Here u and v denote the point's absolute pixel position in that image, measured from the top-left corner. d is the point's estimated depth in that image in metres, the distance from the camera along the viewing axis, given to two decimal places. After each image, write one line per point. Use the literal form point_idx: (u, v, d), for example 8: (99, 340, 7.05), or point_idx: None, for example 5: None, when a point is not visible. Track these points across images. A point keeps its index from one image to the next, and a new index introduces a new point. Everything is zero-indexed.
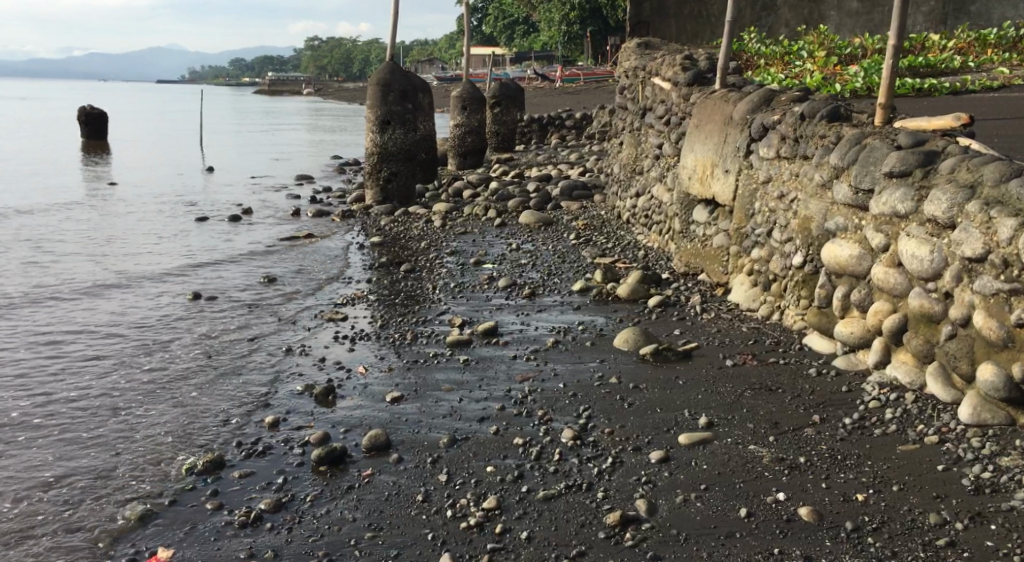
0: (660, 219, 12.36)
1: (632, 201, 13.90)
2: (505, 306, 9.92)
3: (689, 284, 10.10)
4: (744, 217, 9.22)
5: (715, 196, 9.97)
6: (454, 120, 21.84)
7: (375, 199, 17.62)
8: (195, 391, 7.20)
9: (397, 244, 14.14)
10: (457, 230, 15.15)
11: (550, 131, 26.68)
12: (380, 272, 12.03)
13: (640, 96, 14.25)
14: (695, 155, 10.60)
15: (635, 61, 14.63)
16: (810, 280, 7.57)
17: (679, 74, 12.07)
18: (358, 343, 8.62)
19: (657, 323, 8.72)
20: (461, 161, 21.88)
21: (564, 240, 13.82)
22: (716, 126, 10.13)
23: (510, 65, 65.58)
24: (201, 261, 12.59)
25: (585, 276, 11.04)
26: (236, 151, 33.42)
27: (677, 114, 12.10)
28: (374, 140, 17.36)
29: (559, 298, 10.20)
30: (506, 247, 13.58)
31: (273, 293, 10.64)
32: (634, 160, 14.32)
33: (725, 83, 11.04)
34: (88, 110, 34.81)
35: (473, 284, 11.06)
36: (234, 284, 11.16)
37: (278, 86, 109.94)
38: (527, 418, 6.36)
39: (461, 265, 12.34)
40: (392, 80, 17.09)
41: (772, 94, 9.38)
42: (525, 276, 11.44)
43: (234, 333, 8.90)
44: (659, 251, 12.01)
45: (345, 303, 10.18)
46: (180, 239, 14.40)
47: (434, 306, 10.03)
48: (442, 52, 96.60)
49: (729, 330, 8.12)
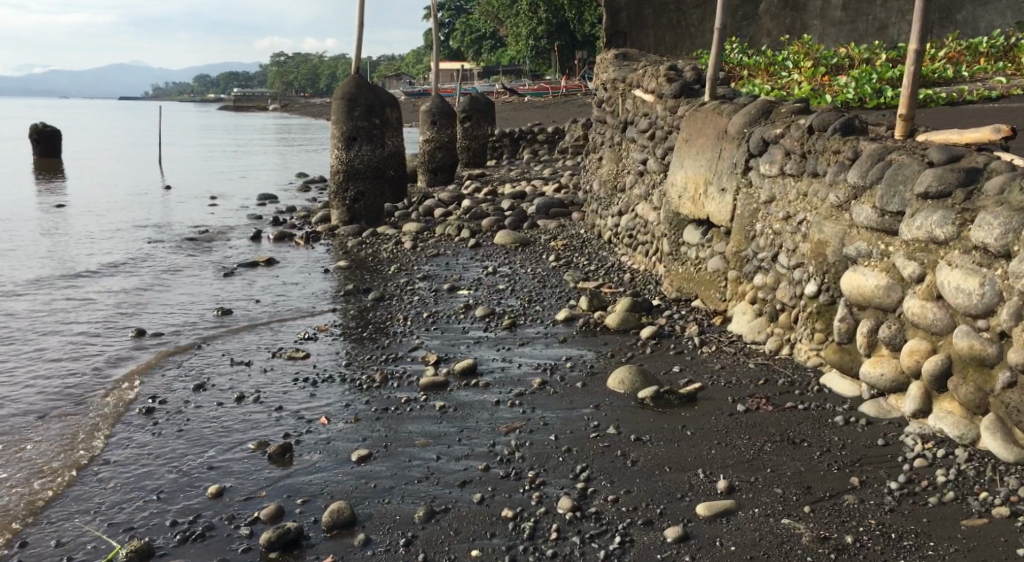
0: (646, 239, 11.61)
1: (615, 219, 13.14)
2: (484, 339, 9.08)
3: (682, 311, 9.34)
4: (744, 239, 8.44)
5: (710, 216, 9.21)
6: (423, 135, 21.00)
7: (340, 219, 16.66)
8: (133, 456, 6.38)
9: (364, 267, 13.29)
10: (429, 252, 14.34)
11: (522, 145, 25.88)
12: (347, 300, 11.19)
13: (620, 109, 13.50)
14: (686, 172, 9.83)
15: (613, 73, 13.88)
16: (826, 312, 6.78)
17: (663, 86, 11.34)
18: (321, 387, 7.74)
19: (653, 359, 7.92)
20: (431, 178, 21.06)
21: (543, 262, 13.03)
22: (709, 140, 9.38)
23: (479, 78, 64.92)
24: (152, 294, 11.73)
25: (569, 303, 10.24)
26: (198, 169, 32.42)
27: (662, 128, 11.34)
28: (339, 157, 16.47)
29: (542, 328, 9.38)
30: (481, 270, 12.79)
31: (228, 328, 9.78)
32: (614, 176, 13.58)
33: (715, 94, 10.29)
34: (40, 127, 33.79)
35: (448, 313, 10.24)
36: (186, 319, 10.30)
37: (243, 102, 108.63)
38: (515, 482, 5.52)
39: (435, 291, 11.52)
40: (357, 94, 16.20)
41: (771, 105, 8.62)
42: (503, 302, 10.65)
43: (182, 379, 8.06)
44: (646, 274, 11.24)
45: (308, 338, 9.31)
46: (132, 269, 13.52)
47: (405, 340, 9.18)
48: (409, 66, 95.85)
49: (734, 366, 7.33)
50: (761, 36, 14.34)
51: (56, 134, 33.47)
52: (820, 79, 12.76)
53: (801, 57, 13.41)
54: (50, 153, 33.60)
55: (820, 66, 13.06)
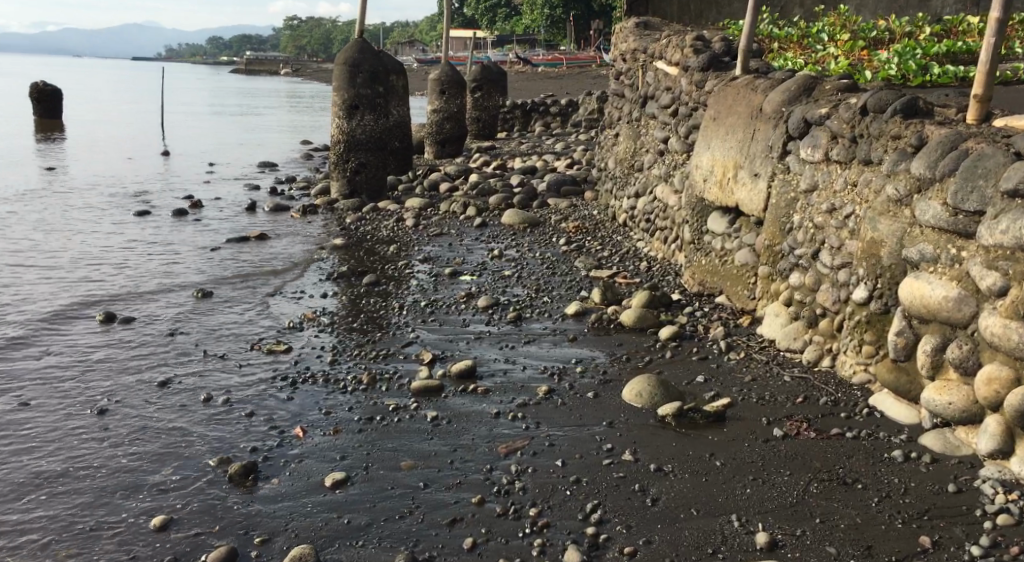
0: (665, 225, 10.73)
1: (631, 202, 12.24)
2: (486, 334, 8.23)
3: (705, 308, 8.47)
4: (778, 233, 7.54)
5: (739, 204, 8.32)
6: (431, 104, 20.05)
7: (340, 193, 15.78)
8: (76, 474, 5.58)
9: (362, 246, 12.43)
10: (431, 231, 13.48)
11: (534, 118, 24.87)
12: (340, 283, 10.34)
13: (640, 82, 12.58)
14: (714, 155, 8.93)
15: (633, 43, 12.93)
16: (877, 322, 5.89)
17: (690, 58, 10.41)
18: (300, 389, 6.89)
19: (673, 366, 7.05)
20: (438, 149, 20.11)
21: (553, 246, 12.14)
22: (741, 119, 8.46)
23: (492, 47, 63.65)
24: (131, 272, 10.91)
25: (579, 295, 9.37)
26: (201, 134, 31.47)
27: (686, 104, 10.44)
28: (340, 127, 15.58)
29: (549, 323, 8.53)
30: (487, 252, 11.93)
31: (207, 314, 8.95)
32: (631, 154, 12.66)
33: (747, 69, 9.38)
34: (41, 86, 32.90)
35: (449, 302, 9.39)
36: (163, 301, 9.47)
37: (253, 66, 107.39)
38: (514, 522, 4.74)
39: (435, 275, 10.66)
40: (360, 60, 15.27)
41: (814, 82, 7.71)
42: (508, 291, 9.79)
43: (147, 374, 7.24)
44: (665, 264, 10.36)
45: (293, 327, 8.47)
46: (116, 241, 12.69)
47: (399, 334, 8.33)
48: (422, 34, 94.28)
49: (767, 377, 6.47)
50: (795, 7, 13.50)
51: (57, 94, 32.56)
52: (858, 53, 11.60)
53: (837, 30, 12.40)
54: (51, 113, 32.70)
55: (859, 39, 11.97)
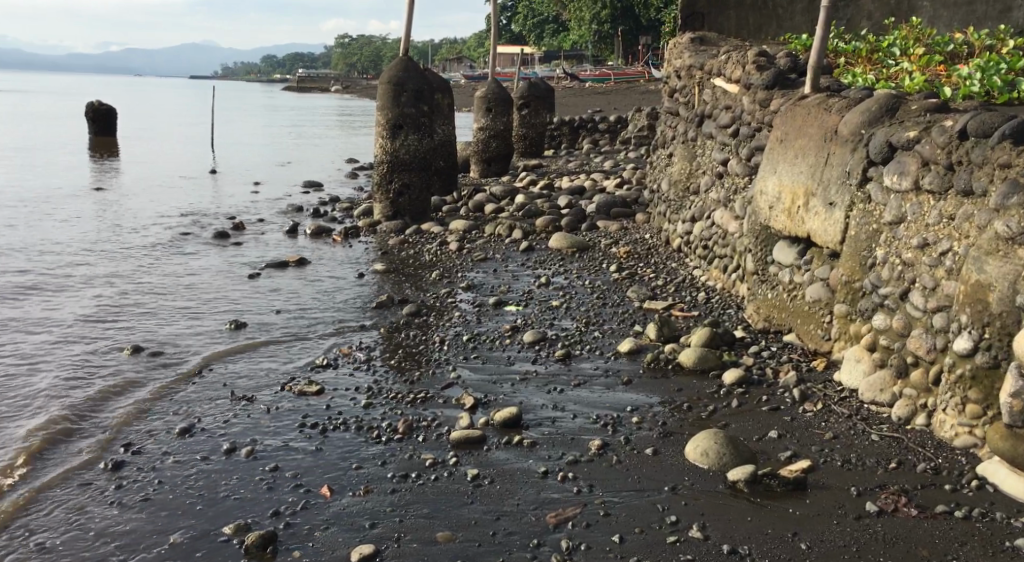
0: (725, 253, 10.03)
1: (686, 227, 11.54)
2: (533, 374, 7.58)
3: (773, 348, 7.76)
4: (858, 268, 6.82)
5: (811, 234, 7.60)
6: (476, 122, 19.48)
7: (382, 214, 15.22)
8: (78, 542, 5.04)
9: (402, 271, 11.85)
10: (476, 255, 12.86)
11: (581, 135, 24.22)
12: (378, 313, 9.75)
13: (696, 100, 11.90)
14: (781, 180, 8.23)
15: (688, 59, 12.25)
16: (984, 378, 5.25)
17: (753, 74, 9.72)
18: (327, 438, 6.27)
19: (741, 418, 6.33)
20: (483, 168, 19.53)
21: (604, 272, 11.46)
22: (813, 141, 7.76)
23: (539, 63, 63.17)
24: (163, 298, 10.43)
25: (634, 330, 8.69)
26: (247, 152, 31.28)
27: (749, 124, 9.75)
28: (383, 147, 14.99)
29: (601, 363, 7.85)
30: (533, 279, 11.28)
31: (237, 347, 8.40)
32: (687, 176, 11.95)
33: (818, 87, 8.71)
34: (92, 105, 32.95)
35: (493, 336, 8.76)
36: (192, 331, 8.95)
37: (302, 83, 108.18)
38: None
39: (479, 305, 10.03)
40: (404, 78, 14.67)
41: (897, 102, 7.02)
42: (556, 325, 9.13)
43: (167, 418, 6.69)
44: (725, 295, 9.66)
45: (326, 364, 7.87)
46: (150, 264, 12.25)
47: (438, 373, 7.70)
48: (469, 51, 94.13)
49: (853, 436, 5.74)
50: (862, 19, 12.83)
51: (109, 112, 32.59)
52: (935, 69, 10.89)
53: (909, 44, 11.65)
54: (104, 132, 32.72)
55: (935, 53, 11.21)
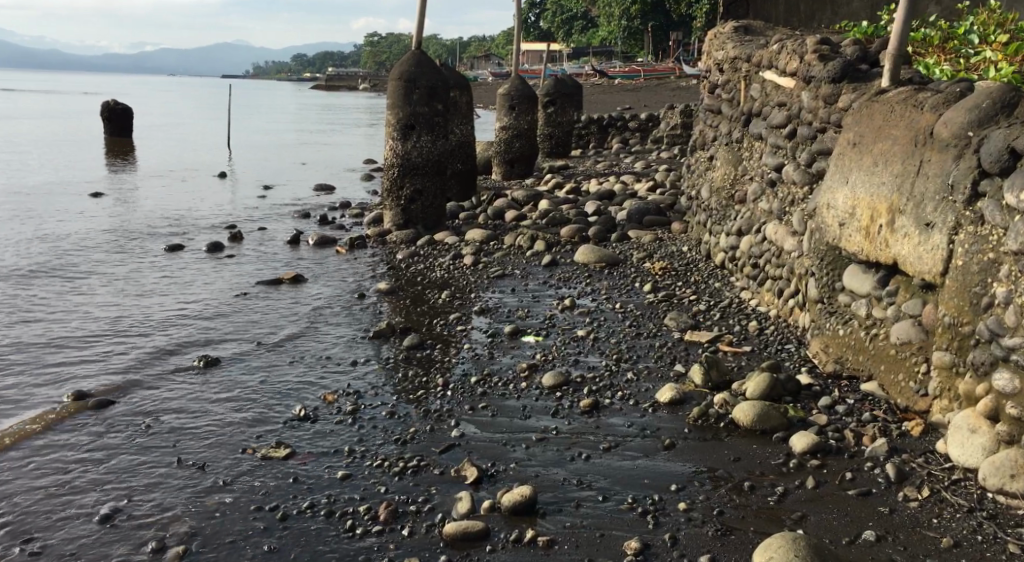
0: (780, 274, 8.60)
1: (730, 241, 10.07)
2: (552, 433, 6.18)
3: (849, 400, 6.34)
4: (967, 309, 5.39)
5: (899, 261, 6.17)
6: (499, 120, 18.05)
7: (393, 222, 13.83)
8: None
9: (408, 291, 10.47)
10: (493, 270, 11.46)
11: (611, 134, 22.71)
12: (375, 345, 8.39)
13: (742, 97, 10.45)
14: (856, 193, 6.77)
15: (733, 48, 10.78)
16: None
17: (815, 66, 8.26)
18: (287, 532, 4.90)
19: (821, 508, 4.90)
20: (506, 170, 18.11)
21: (636, 293, 10.01)
22: (898, 145, 6.32)
23: (567, 61, 61.66)
24: (131, 324, 9.10)
25: (675, 372, 7.27)
26: (263, 152, 30.00)
27: (809, 124, 8.30)
28: (394, 149, 13.55)
29: (636, 416, 6.44)
30: (556, 301, 9.88)
31: (198, 392, 7.05)
32: (731, 182, 10.50)
33: (897, 81, 7.27)
34: (110, 105, 31.77)
35: (507, 377, 7.37)
36: (153, 369, 7.63)
37: (329, 81, 107.33)
38: None
39: (492, 334, 8.64)
40: (417, 73, 13.19)
41: (1015, 96, 5.60)
42: (582, 362, 7.72)
43: (91, 496, 5.40)
44: (781, 325, 8.23)
45: (302, 418, 6.48)
46: (127, 282, 10.96)
47: (436, 429, 6.33)
48: (498, 50, 92.55)
49: (984, 555, 4.43)
50: (931, 4, 11.59)
51: (126, 112, 31.39)
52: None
53: (989, 30, 10.11)
54: (120, 132, 31.48)
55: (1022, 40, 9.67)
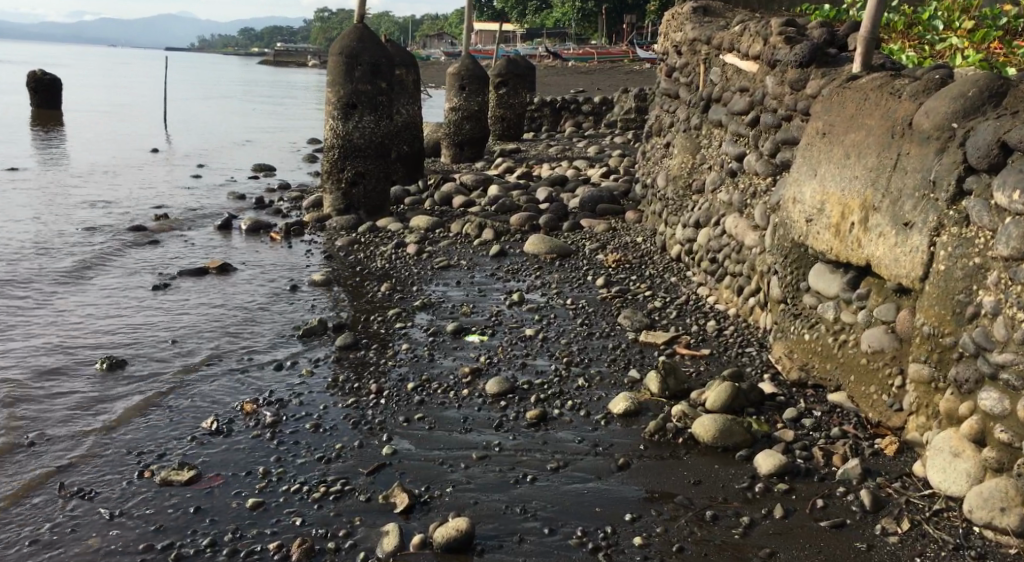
0: (740, 270, 8.11)
1: (687, 232, 9.54)
2: (494, 450, 5.61)
3: (815, 413, 5.85)
4: (949, 319, 4.92)
5: (871, 262, 5.67)
6: (448, 101, 17.36)
7: (333, 207, 13.11)
8: None
9: (347, 283, 9.81)
10: (438, 260, 10.84)
11: (564, 117, 22.09)
12: (307, 344, 7.74)
13: (701, 81, 9.91)
14: (825, 186, 6.25)
15: (692, 30, 10.23)
16: None
17: (781, 49, 7.74)
18: None
19: (789, 543, 4.50)
20: (456, 152, 17.43)
21: (589, 288, 9.46)
22: (873, 136, 5.82)
23: (521, 42, 60.82)
24: (40, 319, 8.40)
25: (629, 378, 6.74)
26: (205, 130, 28.93)
27: (773, 112, 7.80)
28: (334, 129, 12.80)
29: (587, 430, 5.89)
30: (504, 295, 9.30)
31: (104, 402, 6.42)
32: (689, 170, 9.98)
33: (870, 66, 6.79)
34: (37, 76, 30.50)
35: (447, 383, 6.77)
36: (57, 375, 6.95)
37: (279, 58, 105.26)
38: None
39: (434, 332, 8.04)
40: (358, 49, 12.45)
41: (1003, 86, 5.13)
42: (529, 365, 7.16)
43: None
44: (741, 325, 7.74)
45: (215, 434, 5.87)
46: (42, 272, 10.18)
47: (366, 444, 5.73)
48: (452, 29, 91.15)
49: None
50: None
51: (54, 83, 30.15)
52: (992, 43, 8.85)
53: (955, 15, 9.60)
54: (50, 104, 30.22)
55: (991, 26, 9.17)
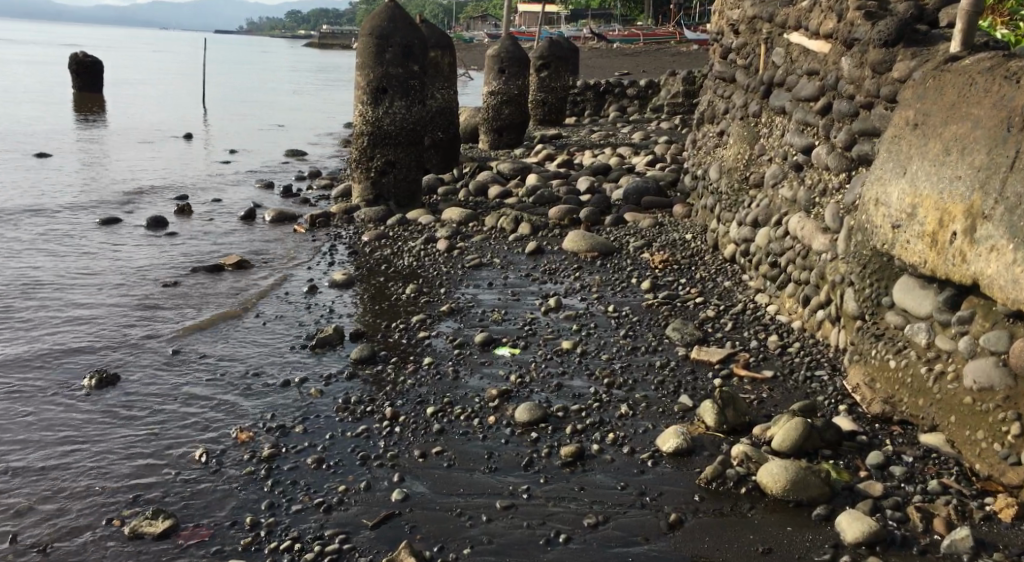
0: (806, 278, 7.13)
1: (743, 231, 8.56)
2: (521, 499, 4.75)
3: (904, 458, 4.91)
4: None
5: (981, 280, 4.71)
6: (487, 84, 16.43)
7: (362, 196, 12.28)
8: None
9: (368, 284, 8.98)
10: (470, 258, 9.98)
11: (609, 101, 21.02)
12: (316, 357, 6.90)
13: (762, 63, 8.90)
14: (917, 186, 5.27)
15: (752, 6, 9.20)
16: None
17: (859, 27, 6.73)
18: None
19: None
20: (494, 138, 16.51)
21: (634, 292, 8.55)
22: (983, 128, 4.84)
23: (564, 23, 59.53)
24: (33, 326, 7.71)
25: (679, 406, 5.83)
26: (240, 113, 28.25)
27: (849, 100, 6.80)
28: (363, 115, 11.97)
29: (632, 473, 4.99)
30: (539, 300, 8.40)
31: (85, 428, 5.68)
32: (745, 162, 8.99)
33: (971, 45, 5.78)
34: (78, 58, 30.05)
35: (470, 409, 5.90)
36: (38, 394, 6.23)
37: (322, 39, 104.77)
38: None
39: (459, 344, 7.16)
40: (389, 29, 11.56)
41: None
42: (565, 386, 6.26)
43: None
44: (807, 341, 6.79)
45: (201, 472, 5.09)
46: (45, 271, 9.51)
47: (374, 486, 4.91)
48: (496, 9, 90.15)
49: None
50: None
51: (94, 64, 29.67)
52: None
53: None
54: (89, 86, 29.74)
55: None
